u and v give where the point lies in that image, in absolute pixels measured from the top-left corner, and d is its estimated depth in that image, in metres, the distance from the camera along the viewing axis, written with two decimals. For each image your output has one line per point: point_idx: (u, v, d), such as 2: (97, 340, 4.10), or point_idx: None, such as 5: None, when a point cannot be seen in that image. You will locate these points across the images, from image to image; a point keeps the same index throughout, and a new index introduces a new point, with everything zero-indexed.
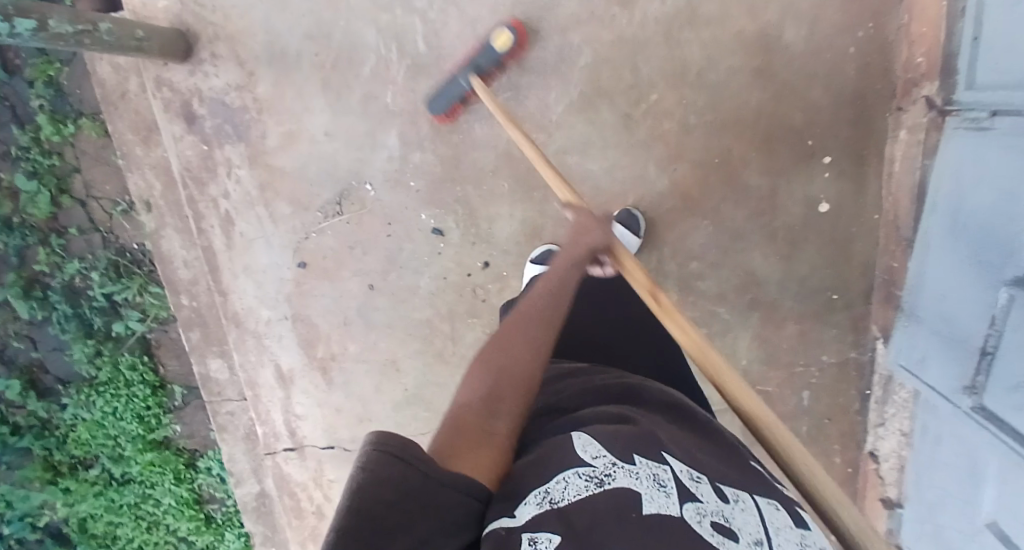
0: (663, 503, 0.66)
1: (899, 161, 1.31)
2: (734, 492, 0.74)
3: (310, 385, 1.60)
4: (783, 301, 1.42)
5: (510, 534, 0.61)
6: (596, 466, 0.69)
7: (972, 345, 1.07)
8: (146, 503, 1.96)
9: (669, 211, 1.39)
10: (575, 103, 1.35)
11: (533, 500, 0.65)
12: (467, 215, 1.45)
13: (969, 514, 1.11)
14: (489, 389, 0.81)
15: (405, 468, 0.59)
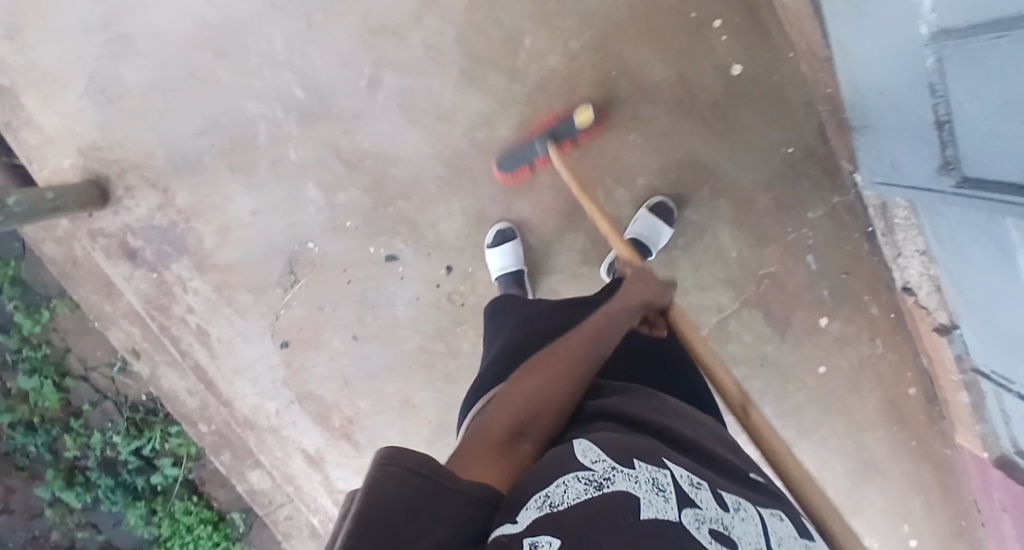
0: (660, 507, 0.61)
1: None
2: (735, 499, 0.68)
3: (342, 457, 1.59)
4: (744, 178, 1.36)
5: (511, 540, 0.56)
6: (597, 470, 0.64)
7: (926, 122, 0.99)
8: None
9: (593, 141, 1.36)
10: (462, 81, 1.33)
11: (535, 503, 0.60)
12: (410, 231, 1.43)
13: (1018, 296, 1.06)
14: (524, 407, 0.77)
15: (414, 475, 0.58)
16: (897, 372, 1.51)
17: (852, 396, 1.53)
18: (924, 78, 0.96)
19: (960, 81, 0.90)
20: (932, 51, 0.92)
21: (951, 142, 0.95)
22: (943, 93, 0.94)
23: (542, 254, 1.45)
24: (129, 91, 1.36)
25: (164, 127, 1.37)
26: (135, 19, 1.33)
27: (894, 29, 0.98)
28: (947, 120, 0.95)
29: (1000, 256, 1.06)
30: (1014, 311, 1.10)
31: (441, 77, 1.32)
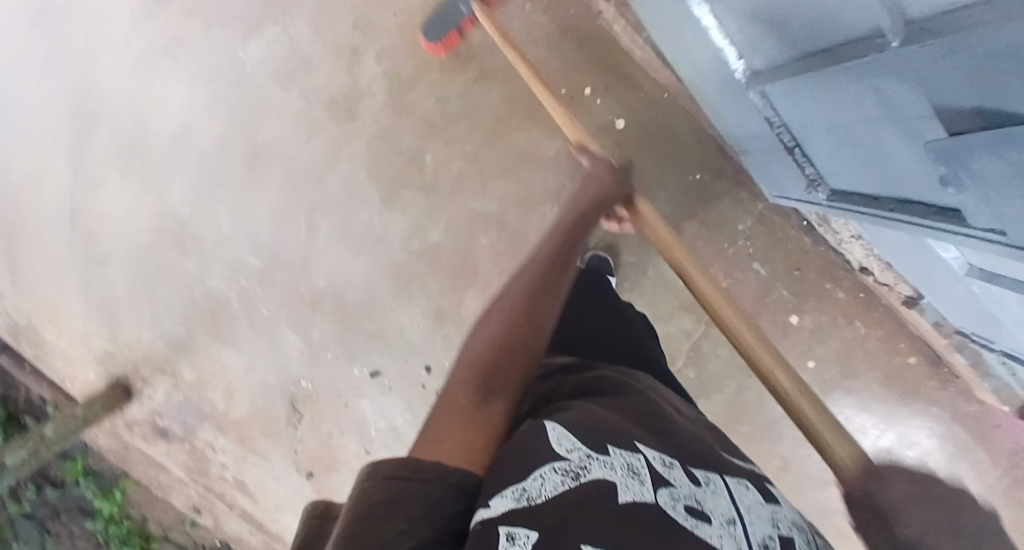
0: (637, 490, 0.61)
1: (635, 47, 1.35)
2: (706, 474, 0.68)
3: None
4: (665, 212, 1.42)
5: (484, 527, 0.56)
6: (572, 459, 0.62)
7: (779, 146, 1.03)
8: None
9: (517, 218, 1.44)
10: (385, 207, 1.47)
11: (510, 494, 0.59)
12: (385, 346, 1.54)
13: (945, 267, 1.07)
14: (482, 374, 0.73)
15: (395, 482, 0.57)
16: (888, 346, 1.48)
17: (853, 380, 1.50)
18: (759, 113, 1.01)
19: (788, 113, 0.93)
20: (754, 96, 0.96)
21: (807, 163, 0.99)
22: (780, 123, 0.98)
23: None
24: (120, 301, 1.56)
25: (156, 320, 1.56)
26: (104, 241, 1.54)
27: (722, 72, 1.02)
28: (795, 144, 0.99)
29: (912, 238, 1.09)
30: (950, 280, 1.10)
31: (367, 211, 1.47)
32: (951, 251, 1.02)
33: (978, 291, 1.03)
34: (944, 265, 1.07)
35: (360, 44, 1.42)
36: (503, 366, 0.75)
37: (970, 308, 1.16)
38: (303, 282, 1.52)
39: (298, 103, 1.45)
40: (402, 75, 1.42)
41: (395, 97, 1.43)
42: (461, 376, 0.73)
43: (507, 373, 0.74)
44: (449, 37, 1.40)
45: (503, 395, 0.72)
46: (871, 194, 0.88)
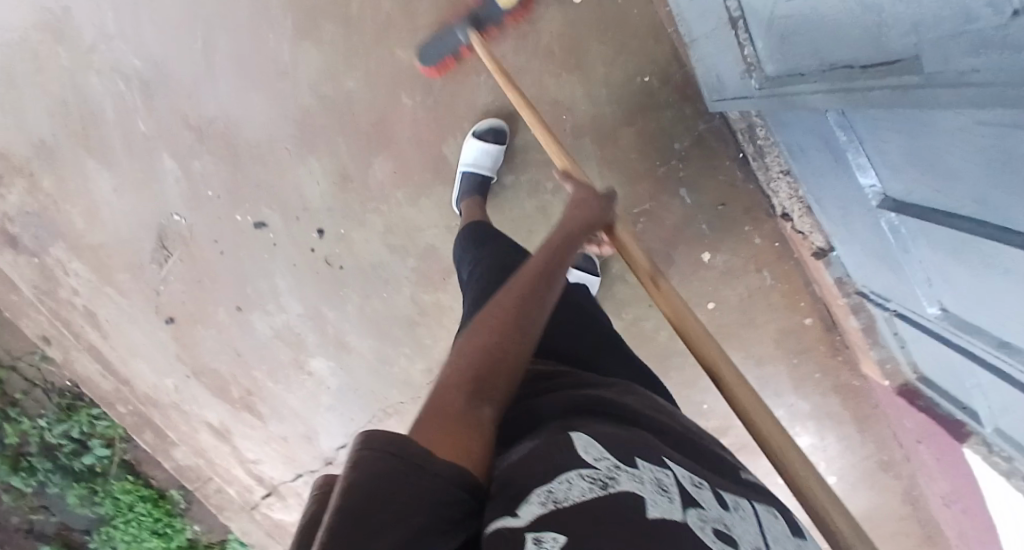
0: (665, 508, 0.55)
1: None
2: (732, 497, 0.64)
3: (248, 428, 1.63)
4: (605, 111, 1.31)
5: (512, 533, 0.49)
6: (600, 466, 0.57)
7: (724, 20, 0.94)
8: None
9: (446, 85, 1.32)
10: (299, 37, 1.30)
11: (536, 498, 0.52)
12: (273, 197, 1.40)
13: (857, 195, 1.03)
14: (476, 374, 0.64)
15: (396, 461, 0.49)
16: (791, 304, 1.45)
17: (750, 330, 1.47)
18: None
19: None
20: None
21: (747, 39, 0.90)
22: None
23: (410, 209, 1.40)
24: None
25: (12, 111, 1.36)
26: None
27: None
28: (740, 16, 0.90)
29: (834, 159, 1.03)
30: (861, 214, 1.06)
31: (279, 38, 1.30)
32: (869, 177, 0.97)
33: (884, 224, 1.01)
34: (859, 197, 1.02)
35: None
36: (496, 364, 0.66)
37: (879, 253, 1.11)
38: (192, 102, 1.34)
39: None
40: None
41: None
42: (457, 365, 0.65)
43: (508, 362, 0.67)
44: None
45: (499, 399, 0.63)
46: (805, 68, 0.79)
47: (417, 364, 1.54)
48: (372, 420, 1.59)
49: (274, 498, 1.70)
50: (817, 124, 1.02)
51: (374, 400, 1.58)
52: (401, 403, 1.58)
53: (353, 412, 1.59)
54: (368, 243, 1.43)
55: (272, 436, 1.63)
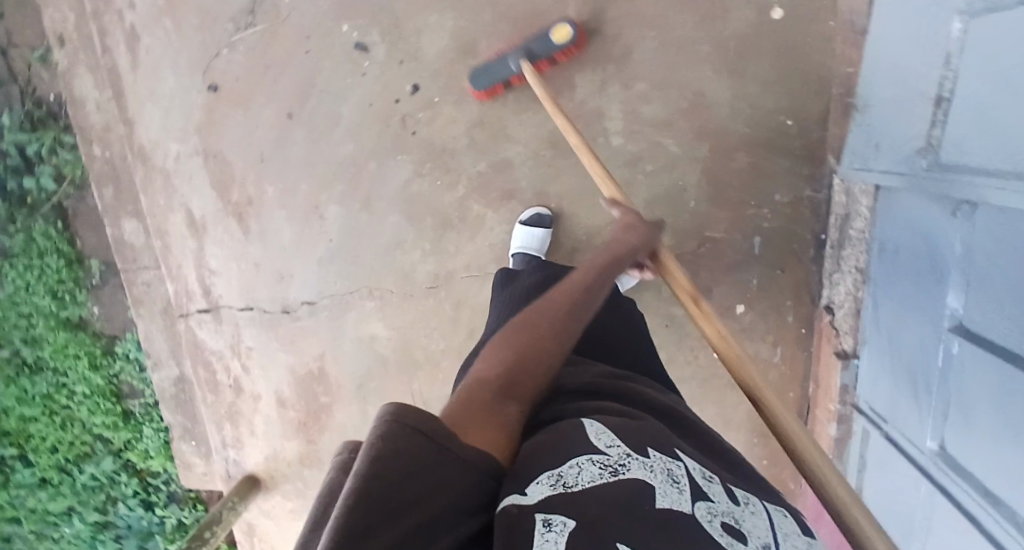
0: (675, 498, 0.62)
1: None
2: (744, 494, 0.70)
3: (224, 233, 1.51)
4: (734, 127, 1.30)
5: (520, 512, 0.54)
6: (609, 455, 0.64)
7: (929, 95, 0.98)
8: (60, 394, 1.80)
9: (612, 21, 1.28)
10: None
11: (547, 480, 0.59)
12: (392, 26, 1.35)
13: (931, 310, 1.07)
14: (507, 376, 0.73)
15: (412, 438, 0.52)
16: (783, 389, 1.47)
17: (733, 392, 1.49)
18: (944, 47, 0.94)
19: (969, 56, 0.88)
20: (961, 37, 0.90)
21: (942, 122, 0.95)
22: (954, 69, 0.92)
23: (512, 114, 1.36)
24: None
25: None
26: None
27: None
28: (948, 98, 0.94)
29: (932, 270, 1.06)
30: (920, 328, 1.09)
31: None
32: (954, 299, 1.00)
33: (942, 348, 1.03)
34: (934, 314, 1.06)
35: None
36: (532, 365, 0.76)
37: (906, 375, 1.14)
38: None
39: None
40: None
41: None
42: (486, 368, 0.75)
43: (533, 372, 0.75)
44: None
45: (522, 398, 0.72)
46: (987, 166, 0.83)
47: (425, 262, 1.46)
48: (352, 291, 1.51)
49: (209, 316, 1.59)
50: (935, 230, 1.05)
51: (364, 273, 1.49)
52: (388, 290, 1.50)
53: (336, 274, 1.51)
54: (450, 123, 1.37)
55: (242, 254, 1.52)
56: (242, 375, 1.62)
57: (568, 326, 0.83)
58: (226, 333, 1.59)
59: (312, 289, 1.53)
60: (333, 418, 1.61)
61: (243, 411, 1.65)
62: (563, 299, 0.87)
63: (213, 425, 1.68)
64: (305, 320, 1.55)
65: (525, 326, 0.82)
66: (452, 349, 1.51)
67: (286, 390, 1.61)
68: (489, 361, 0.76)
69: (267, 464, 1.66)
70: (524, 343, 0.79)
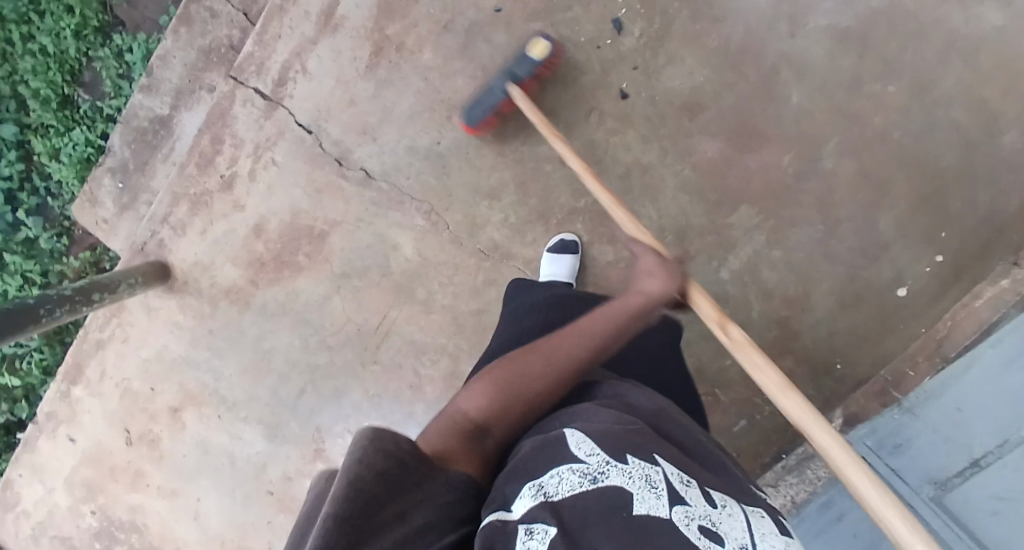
0: (653, 504, 0.60)
1: (983, 300, 1.27)
2: (722, 498, 0.68)
3: (349, 50, 1.35)
4: (804, 337, 1.34)
5: (505, 525, 0.59)
6: (591, 463, 0.64)
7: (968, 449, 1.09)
8: (26, 34, 1.62)
9: (806, 193, 1.29)
10: (837, 28, 1.22)
11: (529, 492, 0.62)
12: (656, 35, 1.26)
13: None
14: (491, 409, 0.77)
15: (386, 459, 0.58)
16: None
17: None
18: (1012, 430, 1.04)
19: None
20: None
21: (965, 478, 1.06)
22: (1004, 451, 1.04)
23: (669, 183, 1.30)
24: None
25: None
26: None
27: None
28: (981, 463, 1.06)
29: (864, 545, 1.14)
30: None
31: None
32: None
33: None
34: None
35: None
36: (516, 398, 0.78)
37: None
38: None
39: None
40: (985, 47, 1.21)
41: (969, 40, 1.21)
42: (477, 396, 0.78)
43: (515, 406, 0.78)
44: (1015, 103, 1.22)
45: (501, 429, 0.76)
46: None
47: (498, 229, 1.40)
48: (415, 197, 1.40)
49: (263, 102, 1.39)
50: None
51: (440, 191, 1.39)
52: (446, 223, 1.41)
53: (414, 170, 1.38)
54: (623, 150, 1.31)
55: (348, 82, 1.36)
56: (240, 177, 1.43)
57: (572, 356, 0.83)
58: (264, 130, 1.40)
59: (381, 164, 1.39)
60: (293, 281, 1.47)
61: (209, 203, 1.45)
62: (562, 340, 0.84)
63: (169, 195, 1.46)
64: (349, 182, 1.41)
65: (510, 362, 0.82)
66: (452, 311, 1.46)
67: (272, 223, 1.45)
68: (474, 394, 0.78)
69: (190, 266, 1.49)
70: (520, 377, 0.80)
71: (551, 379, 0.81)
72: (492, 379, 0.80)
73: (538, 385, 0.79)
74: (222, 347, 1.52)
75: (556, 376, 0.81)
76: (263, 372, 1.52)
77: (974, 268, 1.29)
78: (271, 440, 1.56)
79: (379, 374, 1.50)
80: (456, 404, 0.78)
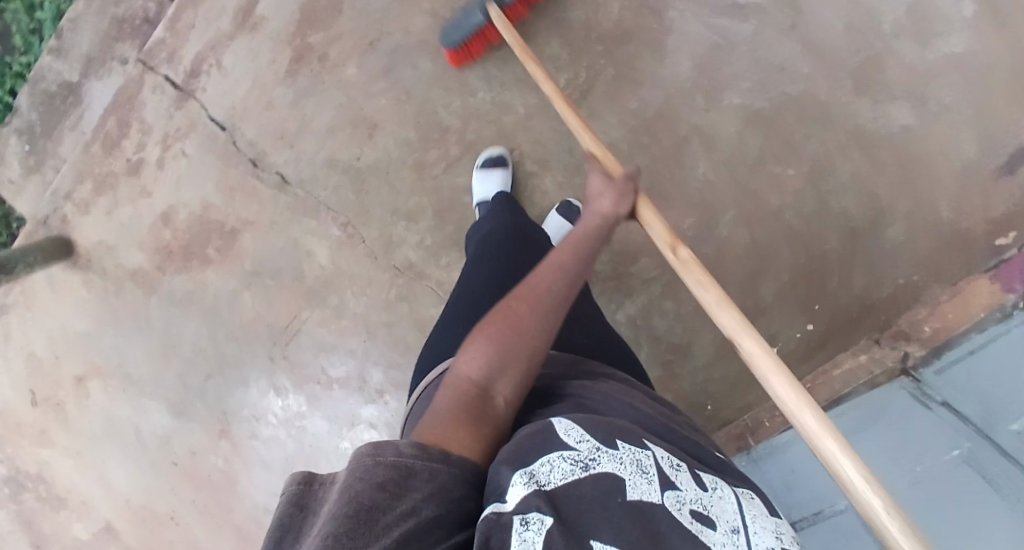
0: (645, 490, 0.62)
1: (840, 369, 1.32)
2: (712, 479, 0.71)
3: (268, 54, 1.31)
4: (682, 382, 1.45)
5: (501, 516, 0.56)
6: (581, 450, 0.63)
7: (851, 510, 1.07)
8: None
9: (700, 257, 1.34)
10: (748, 109, 1.26)
11: (521, 478, 0.59)
12: (579, 89, 1.27)
13: None
14: (494, 370, 0.73)
15: (391, 469, 0.54)
16: None
17: None
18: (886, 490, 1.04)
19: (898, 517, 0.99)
20: (965, 448, 0.98)
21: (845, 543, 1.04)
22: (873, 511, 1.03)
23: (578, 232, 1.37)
24: None
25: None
26: None
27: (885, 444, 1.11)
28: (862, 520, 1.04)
29: None
30: None
31: (729, 76, 1.24)
32: None
33: None
34: None
35: (935, 88, 1.21)
36: (517, 356, 0.75)
37: None
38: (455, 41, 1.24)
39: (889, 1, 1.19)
40: (883, 146, 1.25)
41: (871, 139, 1.25)
42: (473, 359, 0.74)
43: (512, 360, 0.75)
44: (902, 201, 1.28)
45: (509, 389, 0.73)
46: None
47: (414, 249, 1.43)
48: (332, 209, 1.42)
49: (174, 91, 1.35)
50: None
51: (357, 207, 1.42)
52: (362, 237, 1.44)
53: (332, 183, 1.40)
54: (538, 194, 1.34)
55: (265, 86, 1.32)
56: (147, 164, 1.40)
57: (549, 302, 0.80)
58: (174, 121, 1.36)
59: (298, 172, 1.39)
60: (202, 272, 1.50)
61: (115, 185, 1.43)
62: (535, 294, 0.82)
63: (75, 172, 1.45)
64: (265, 186, 1.40)
65: (498, 316, 0.79)
66: (363, 319, 1.51)
67: (181, 214, 1.44)
68: (471, 357, 0.74)
69: (95, 245, 1.49)
70: (507, 331, 0.77)
71: (535, 326, 0.78)
72: (486, 339, 0.76)
73: (525, 331, 0.77)
74: (129, 328, 1.56)
75: (544, 330, 0.79)
76: (171, 355, 1.59)
77: (839, 339, 1.35)
78: (177, 416, 1.65)
79: (288, 368, 1.57)
80: (457, 371, 0.74)
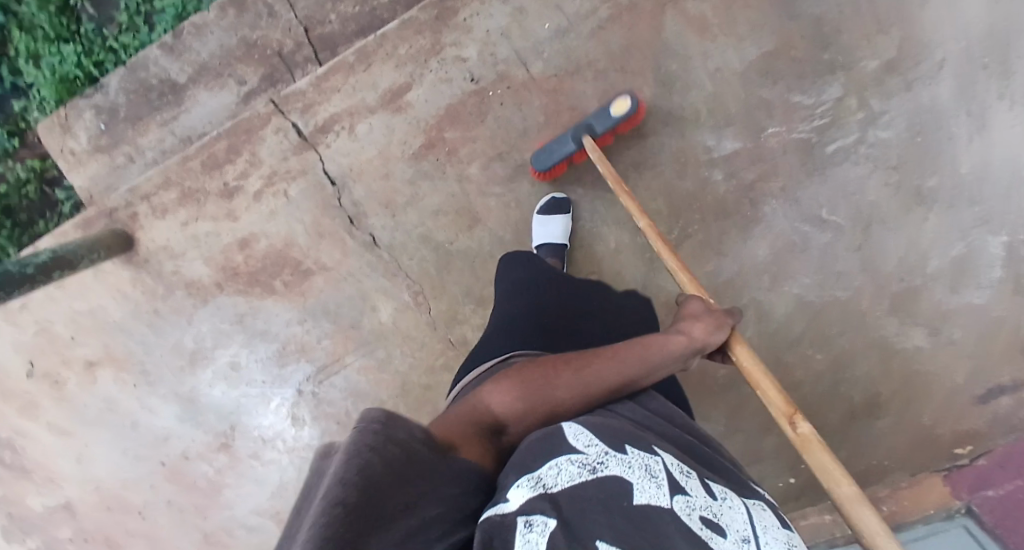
0: (653, 494, 0.67)
1: (808, 520, 1.49)
2: (722, 491, 0.78)
3: (402, 134, 1.40)
4: None
5: (505, 518, 0.59)
6: (589, 455, 0.69)
7: None
8: None
9: (723, 399, 1.55)
10: (807, 302, 1.41)
11: (528, 483, 0.63)
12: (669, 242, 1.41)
13: None
14: (517, 404, 0.80)
15: (394, 441, 0.60)
16: None
17: None
18: None
19: None
20: None
21: None
22: None
23: None
24: None
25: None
26: None
27: None
28: None
29: None
30: None
31: (796, 269, 1.40)
32: None
33: None
34: None
35: (950, 325, 1.39)
36: (544, 397, 0.82)
37: None
38: (546, 162, 1.35)
39: (939, 249, 1.37)
40: (898, 357, 1.41)
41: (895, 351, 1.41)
42: (504, 392, 0.81)
43: (538, 401, 0.81)
44: (900, 401, 1.41)
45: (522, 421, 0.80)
46: None
47: (473, 329, 1.48)
48: (410, 277, 1.47)
49: (297, 138, 1.42)
50: None
51: (435, 282, 1.47)
52: (429, 308, 1.48)
53: (418, 255, 1.45)
54: None
55: (389, 159, 1.41)
56: (245, 189, 1.45)
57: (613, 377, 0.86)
58: (287, 162, 1.43)
59: (390, 238, 1.45)
60: (261, 299, 1.51)
61: (201, 197, 1.46)
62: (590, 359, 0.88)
63: (161, 177, 1.46)
64: (354, 242, 1.45)
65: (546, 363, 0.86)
66: (403, 377, 1.52)
67: (259, 243, 1.47)
68: (499, 391, 0.82)
69: (157, 244, 1.49)
70: (547, 382, 0.83)
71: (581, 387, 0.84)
72: (520, 378, 0.84)
73: (566, 397, 0.82)
74: (165, 330, 1.55)
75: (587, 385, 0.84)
76: (198, 364, 1.56)
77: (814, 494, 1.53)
78: (184, 420, 1.59)
79: (313, 404, 1.56)
80: (484, 396, 0.82)
